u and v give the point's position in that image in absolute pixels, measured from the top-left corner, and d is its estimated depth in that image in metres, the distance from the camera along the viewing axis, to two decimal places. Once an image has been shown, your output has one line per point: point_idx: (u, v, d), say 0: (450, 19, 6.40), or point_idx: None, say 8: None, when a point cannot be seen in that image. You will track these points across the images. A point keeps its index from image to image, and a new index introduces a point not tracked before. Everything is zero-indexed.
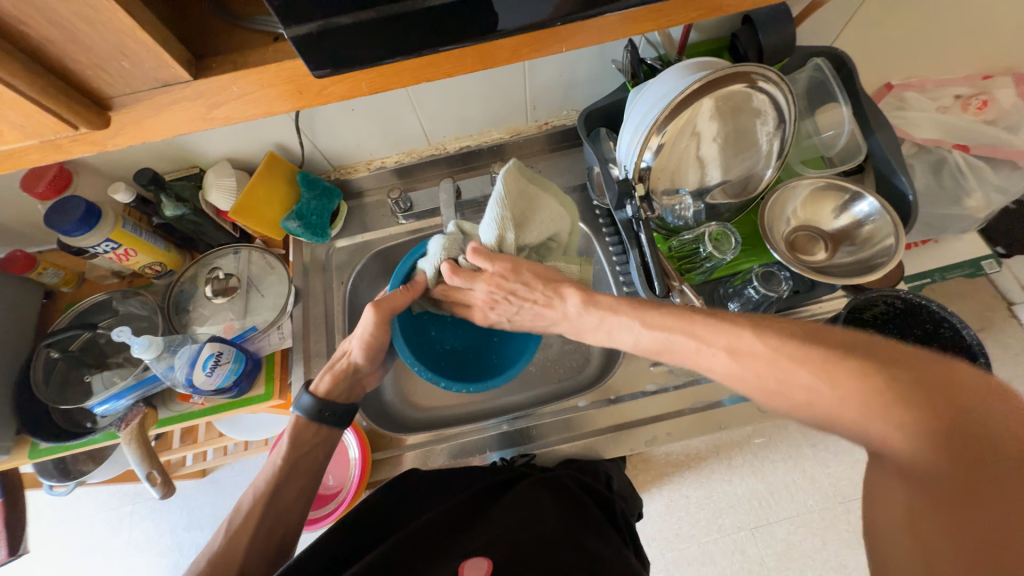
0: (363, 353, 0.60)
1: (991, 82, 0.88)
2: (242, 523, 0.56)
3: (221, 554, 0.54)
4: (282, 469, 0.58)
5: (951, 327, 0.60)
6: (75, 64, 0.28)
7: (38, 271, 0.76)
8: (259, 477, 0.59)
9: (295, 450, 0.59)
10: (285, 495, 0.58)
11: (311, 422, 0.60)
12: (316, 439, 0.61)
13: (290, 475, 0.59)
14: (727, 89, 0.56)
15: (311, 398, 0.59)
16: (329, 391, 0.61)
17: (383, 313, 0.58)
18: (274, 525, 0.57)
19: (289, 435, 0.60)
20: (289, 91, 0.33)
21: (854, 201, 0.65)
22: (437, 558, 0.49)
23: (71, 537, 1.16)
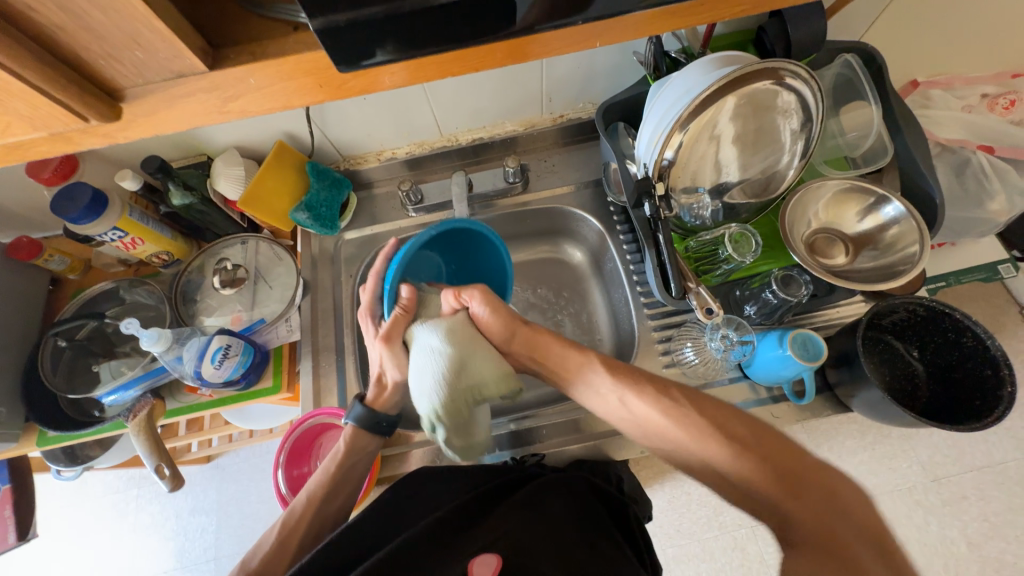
0: (399, 374, 0.60)
1: (1020, 81, 0.85)
2: (292, 527, 0.55)
3: (273, 554, 0.53)
4: (334, 475, 0.58)
5: (975, 335, 0.58)
6: (86, 53, 0.27)
7: (44, 258, 0.73)
8: (312, 483, 0.58)
9: (349, 457, 0.59)
10: (331, 502, 0.58)
11: (366, 431, 0.59)
12: (370, 447, 0.60)
13: (340, 483, 0.58)
14: (754, 86, 0.53)
15: (365, 407, 0.59)
16: (384, 403, 0.62)
17: (393, 342, 0.59)
18: (319, 531, 0.56)
19: (346, 442, 0.59)
20: (308, 84, 0.31)
21: (881, 204, 0.63)
22: (444, 559, 0.47)
23: (78, 518, 1.17)
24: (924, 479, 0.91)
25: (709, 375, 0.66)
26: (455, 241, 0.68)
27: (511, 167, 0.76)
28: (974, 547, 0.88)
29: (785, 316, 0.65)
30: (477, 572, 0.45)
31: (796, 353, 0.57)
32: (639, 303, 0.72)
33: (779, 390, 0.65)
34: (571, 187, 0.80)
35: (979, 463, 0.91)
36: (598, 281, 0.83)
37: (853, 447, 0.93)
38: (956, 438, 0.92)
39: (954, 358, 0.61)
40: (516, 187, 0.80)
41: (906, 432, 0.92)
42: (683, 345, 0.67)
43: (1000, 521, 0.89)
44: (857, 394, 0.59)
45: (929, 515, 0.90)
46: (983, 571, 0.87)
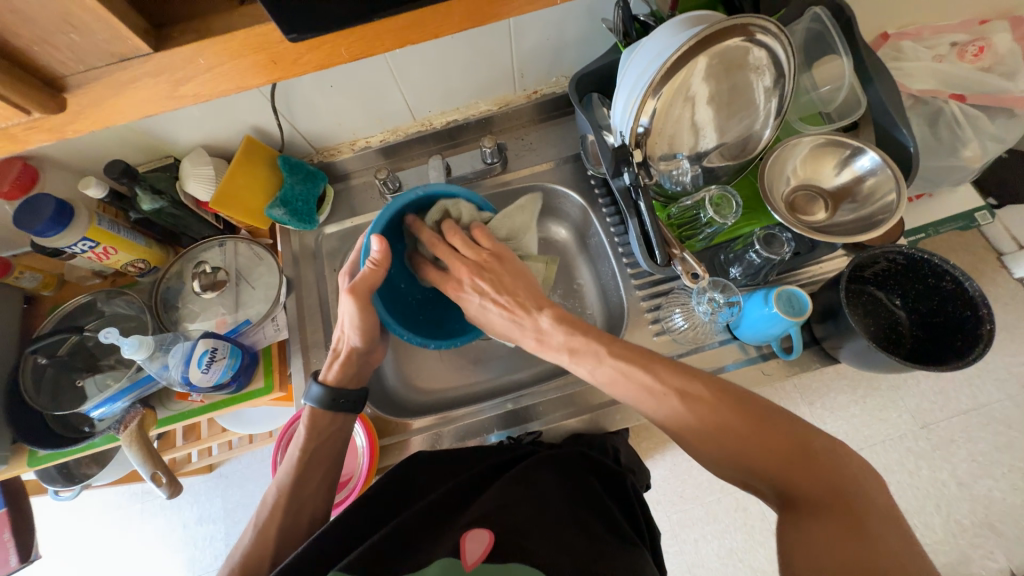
0: (359, 337, 0.58)
1: (988, 27, 0.85)
2: (270, 514, 0.56)
3: (255, 548, 0.53)
4: (300, 459, 0.58)
5: (953, 279, 0.59)
6: (20, 40, 0.26)
7: (13, 274, 0.72)
8: (282, 471, 0.58)
9: (312, 438, 0.58)
10: (307, 485, 0.58)
11: (325, 410, 0.59)
12: (333, 426, 0.60)
13: (310, 467, 0.58)
14: (723, 44, 0.53)
15: (320, 386, 0.59)
16: (337, 377, 0.60)
17: (361, 297, 0.56)
18: (300, 515, 0.56)
19: (306, 424, 0.58)
20: (261, 61, 0.30)
21: (856, 156, 0.63)
22: (436, 537, 0.49)
23: (84, 538, 1.17)
24: (914, 426, 0.94)
25: (699, 339, 0.67)
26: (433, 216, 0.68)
27: (488, 147, 0.75)
28: (963, 487, 0.91)
29: (770, 275, 0.65)
30: (470, 546, 0.45)
31: (782, 310, 0.58)
32: (626, 274, 0.72)
33: (768, 348, 0.66)
34: (550, 163, 0.79)
35: (964, 407, 0.94)
36: (585, 257, 0.83)
37: (844, 401, 0.95)
38: (941, 385, 0.95)
39: (935, 304, 0.62)
40: (495, 167, 0.79)
41: (894, 382, 0.95)
42: (672, 311, 0.68)
43: (987, 461, 0.92)
44: (843, 345, 0.60)
45: (920, 460, 0.93)
46: (973, 508, 0.90)
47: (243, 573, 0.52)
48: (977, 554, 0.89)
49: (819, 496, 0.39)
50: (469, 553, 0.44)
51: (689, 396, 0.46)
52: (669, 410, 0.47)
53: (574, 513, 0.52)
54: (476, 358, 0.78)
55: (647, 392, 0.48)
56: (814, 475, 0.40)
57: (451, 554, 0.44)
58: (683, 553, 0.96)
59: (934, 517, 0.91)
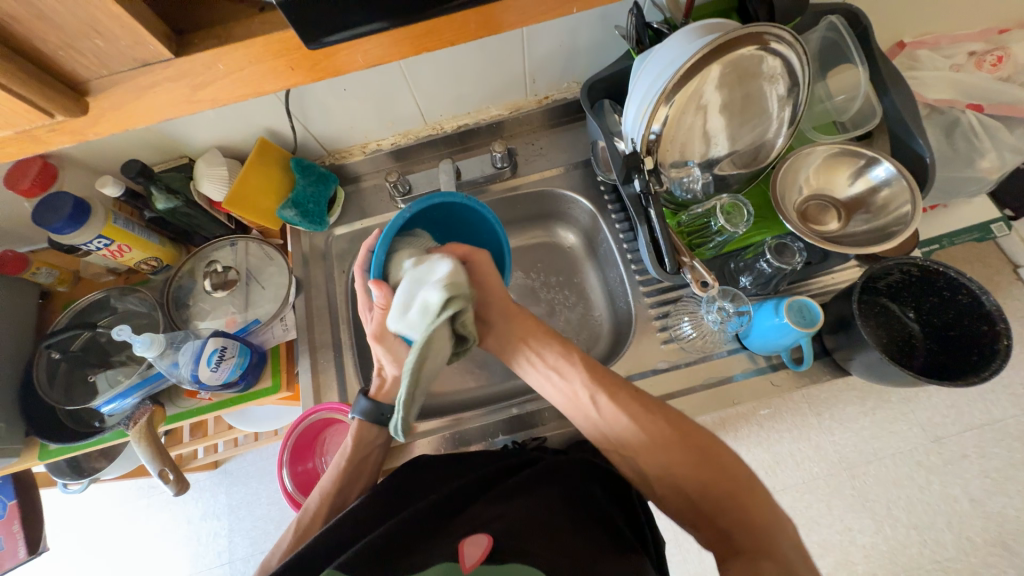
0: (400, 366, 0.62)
1: (1008, 37, 0.84)
2: (311, 522, 0.57)
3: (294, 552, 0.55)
4: (346, 469, 0.59)
5: (970, 292, 0.58)
6: (46, 45, 0.27)
7: (31, 271, 0.74)
8: (325, 479, 0.60)
9: (357, 451, 0.61)
10: (347, 496, 0.59)
11: (374, 424, 0.61)
12: (377, 440, 0.63)
13: (353, 476, 0.60)
14: (737, 52, 0.53)
15: (370, 402, 0.61)
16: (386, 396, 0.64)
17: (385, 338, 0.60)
18: None
19: (353, 437, 0.61)
20: (281, 66, 0.31)
21: (871, 166, 0.62)
22: (436, 542, 0.49)
23: (91, 531, 1.18)
24: (925, 440, 0.92)
25: (707, 348, 0.67)
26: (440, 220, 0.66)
27: (498, 152, 0.75)
28: (975, 504, 0.90)
29: (781, 285, 0.65)
30: (469, 551, 0.46)
31: (793, 321, 0.58)
32: (635, 281, 0.72)
33: (778, 358, 0.65)
34: (560, 169, 0.79)
35: (977, 422, 0.92)
36: (593, 263, 0.83)
37: (854, 414, 0.94)
38: (954, 398, 0.93)
39: (950, 317, 0.61)
40: (504, 172, 0.79)
41: (906, 395, 0.93)
42: (680, 320, 0.68)
43: (1001, 477, 0.90)
44: (855, 357, 0.59)
45: (931, 476, 0.91)
46: (986, 526, 0.88)
47: None
48: (988, 573, 0.87)
49: (733, 516, 0.44)
50: (468, 556, 0.46)
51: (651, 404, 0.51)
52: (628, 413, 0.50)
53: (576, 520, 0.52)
54: (482, 362, 0.78)
55: (595, 403, 0.52)
56: (733, 500, 0.45)
57: (449, 559, 0.46)
58: (686, 563, 0.95)
59: (944, 534, 0.89)
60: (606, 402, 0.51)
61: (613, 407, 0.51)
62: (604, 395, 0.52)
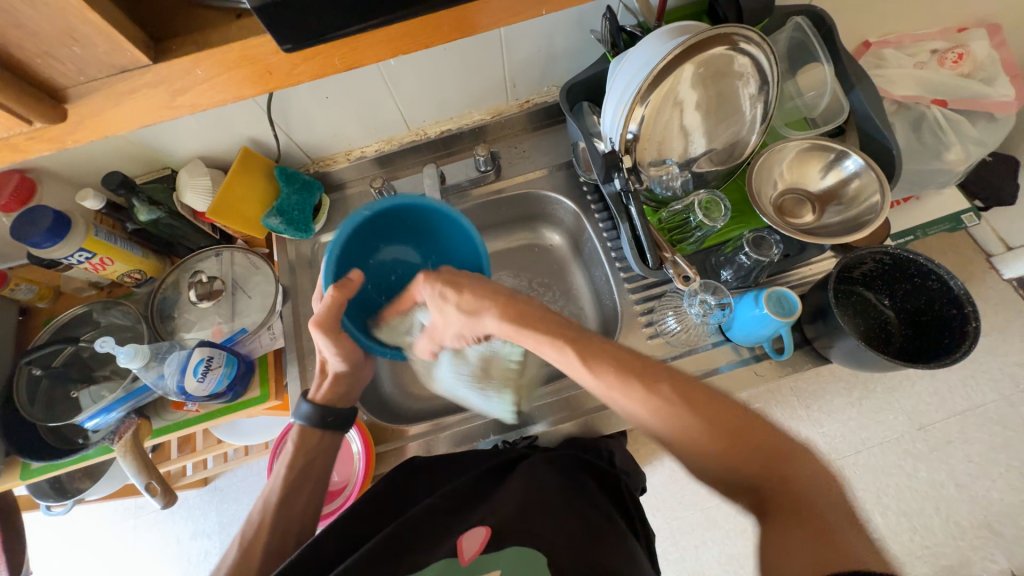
0: (342, 362, 0.59)
1: (967, 35, 0.88)
2: (255, 534, 0.56)
3: (239, 564, 0.54)
4: (287, 476, 0.59)
5: (939, 278, 0.60)
6: (23, 52, 0.27)
7: (10, 287, 0.72)
8: (269, 488, 0.59)
9: (301, 456, 0.60)
10: (293, 504, 0.59)
11: (315, 428, 0.60)
12: (322, 444, 0.61)
13: (297, 483, 0.59)
14: (707, 53, 0.55)
15: (309, 404, 0.60)
16: (326, 398, 0.62)
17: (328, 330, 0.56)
18: (285, 535, 0.57)
19: (293, 442, 0.60)
20: (260, 70, 0.31)
21: (841, 159, 0.65)
22: (439, 537, 0.50)
23: (76, 555, 1.15)
24: (910, 428, 0.94)
25: (692, 342, 0.68)
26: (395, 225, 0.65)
27: (481, 156, 0.76)
28: (961, 488, 0.92)
29: (761, 277, 0.66)
30: (466, 544, 0.47)
31: (773, 311, 0.59)
32: (619, 278, 0.73)
33: (761, 349, 0.66)
34: (543, 171, 0.81)
35: (959, 408, 0.95)
36: (579, 262, 0.84)
37: (840, 404, 0.95)
38: (936, 385, 0.96)
39: (922, 303, 0.63)
40: (488, 175, 0.80)
41: (889, 384, 0.95)
42: (665, 314, 0.69)
43: (983, 461, 0.92)
44: (834, 345, 0.61)
45: (918, 462, 0.93)
46: (973, 509, 0.90)
47: None
48: (977, 556, 0.89)
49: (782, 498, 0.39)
50: (467, 549, 0.47)
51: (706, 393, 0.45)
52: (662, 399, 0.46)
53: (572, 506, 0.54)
54: None
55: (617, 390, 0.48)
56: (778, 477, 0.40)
57: (449, 555, 0.47)
58: (683, 560, 0.96)
59: (933, 520, 0.91)
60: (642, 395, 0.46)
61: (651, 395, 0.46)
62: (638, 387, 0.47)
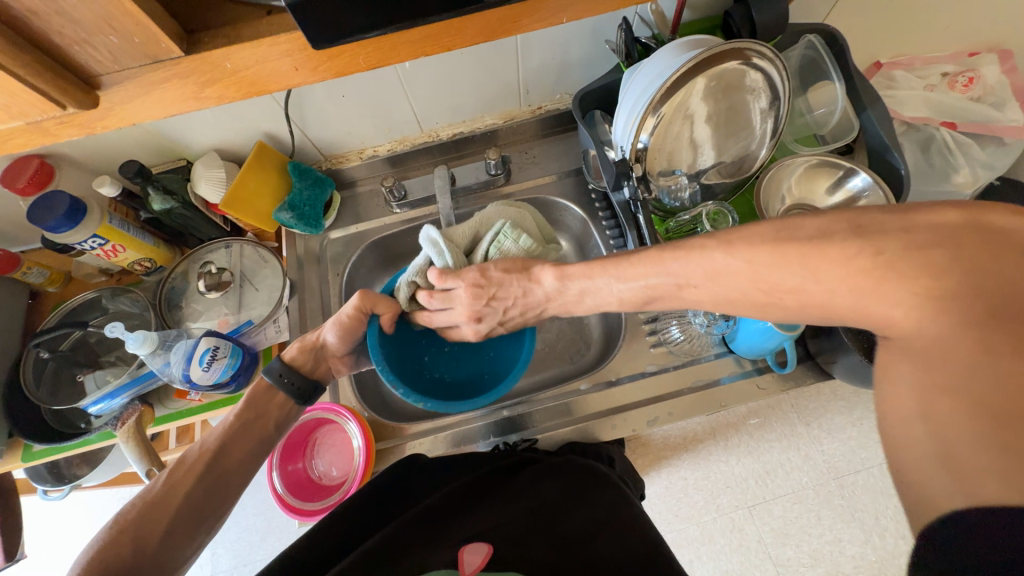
0: (335, 338, 0.60)
1: (978, 59, 0.88)
2: (179, 476, 0.51)
3: (158, 503, 0.49)
4: (236, 425, 0.56)
5: None
6: (62, 40, 0.28)
7: (22, 270, 0.73)
8: (209, 433, 0.55)
9: (249, 409, 0.57)
10: (231, 454, 0.55)
11: (271, 383, 0.59)
12: (277, 408, 0.59)
13: (242, 434, 0.56)
14: (720, 67, 0.55)
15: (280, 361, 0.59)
16: (296, 356, 0.61)
17: (365, 304, 0.58)
18: (212, 486, 0.52)
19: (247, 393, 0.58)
20: (286, 66, 0.32)
21: (848, 176, 0.65)
22: (432, 547, 0.50)
23: (70, 542, 1.15)
24: None
25: (696, 352, 0.68)
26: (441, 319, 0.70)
27: (492, 159, 0.77)
28: None
29: None
30: (469, 557, 0.48)
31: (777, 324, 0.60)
32: None
33: (764, 362, 0.66)
34: (552, 177, 0.82)
35: None
36: None
37: (842, 423, 0.95)
38: None
39: None
40: (498, 179, 0.81)
41: None
42: (669, 324, 0.69)
43: None
44: (837, 361, 0.61)
45: None
46: None
47: (134, 529, 0.47)
48: None
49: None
50: (468, 564, 0.48)
51: (955, 251, 0.34)
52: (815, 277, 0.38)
53: (570, 524, 0.54)
54: None
55: (683, 290, 0.48)
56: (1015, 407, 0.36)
57: (449, 566, 0.47)
58: None
59: None
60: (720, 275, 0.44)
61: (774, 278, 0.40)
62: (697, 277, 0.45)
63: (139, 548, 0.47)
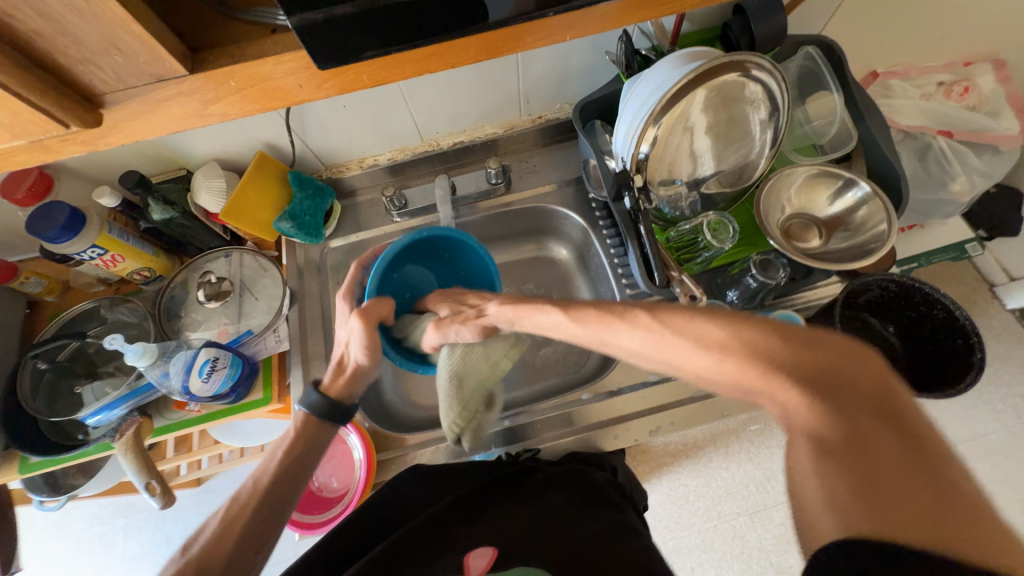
0: (365, 357, 0.58)
1: (973, 69, 0.89)
2: (237, 513, 0.52)
3: (217, 539, 0.50)
4: (284, 459, 0.55)
5: (944, 307, 0.61)
6: (67, 59, 0.28)
7: (19, 280, 0.73)
8: (260, 467, 0.55)
9: (296, 442, 0.57)
10: (283, 488, 0.54)
11: (317, 419, 0.58)
12: (320, 436, 0.58)
13: (295, 467, 0.55)
14: (720, 79, 0.56)
15: (318, 394, 0.58)
16: (338, 390, 0.59)
17: (370, 320, 0.57)
18: (267, 520, 0.52)
19: (296, 426, 0.57)
20: (289, 83, 0.32)
21: (848, 186, 0.65)
22: (438, 551, 0.49)
23: (64, 553, 1.13)
24: None
25: None
26: (428, 249, 0.69)
27: (492, 168, 0.78)
28: None
29: (767, 299, 0.67)
30: (475, 562, 0.46)
31: None
32: (626, 295, 0.73)
33: None
34: (553, 185, 0.82)
35: (961, 438, 0.94)
36: (584, 277, 0.85)
37: None
38: (936, 414, 0.95)
39: (927, 330, 0.65)
40: (499, 188, 0.81)
41: None
42: None
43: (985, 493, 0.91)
44: None
45: None
46: None
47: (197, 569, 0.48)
48: None
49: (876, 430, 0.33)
50: (474, 567, 0.46)
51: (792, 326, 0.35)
52: (724, 327, 0.37)
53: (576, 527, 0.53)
54: None
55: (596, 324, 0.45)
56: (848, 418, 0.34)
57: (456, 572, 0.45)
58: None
59: None
60: (625, 329, 0.42)
61: (696, 328, 0.38)
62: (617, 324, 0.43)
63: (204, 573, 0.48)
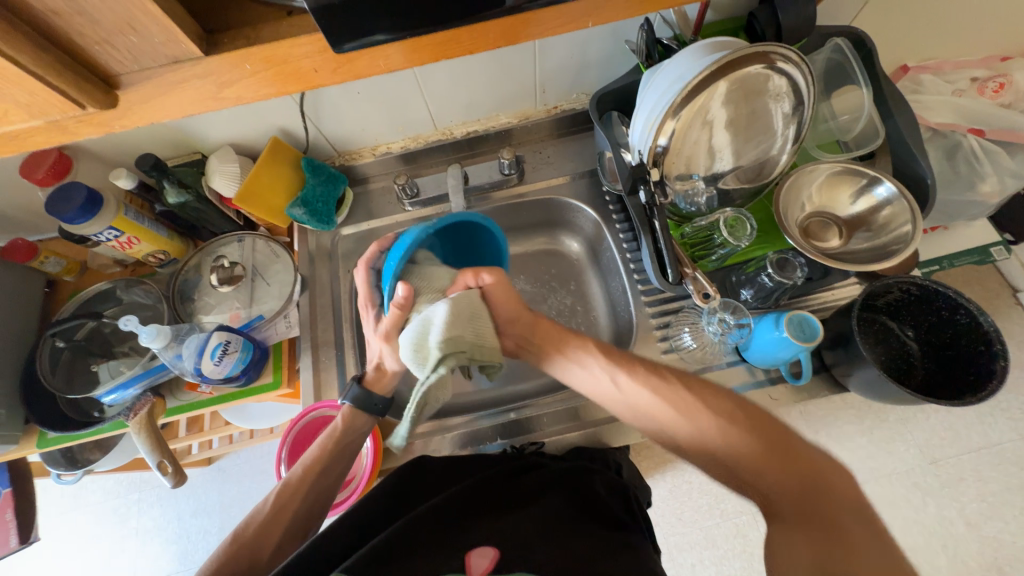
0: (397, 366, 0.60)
1: (1010, 64, 0.85)
2: (284, 499, 0.53)
3: (267, 524, 0.51)
4: (329, 450, 0.57)
5: (967, 313, 0.58)
6: (82, 39, 0.28)
7: (39, 260, 0.73)
8: (305, 456, 0.57)
9: (342, 436, 0.58)
10: (328, 477, 0.56)
11: (362, 412, 0.60)
12: (361, 430, 0.60)
13: (337, 459, 0.57)
14: (744, 70, 0.54)
15: (360, 389, 0.59)
16: (381, 386, 0.62)
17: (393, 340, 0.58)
18: (311, 508, 0.54)
19: (342, 420, 0.59)
20: (304, 68, 0.32)
21: (873, 185, 0.63)
22: (436, 545, 0.48)
23: (81, 524, 1.17)
24: (922, 462, 0.92)
25: (707, 360, 0.67)
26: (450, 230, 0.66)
27: (506, 159, 0.77)
28: (972, 528, 0.89)
29: (781, 299, 0.65)
30: (475, 561, 0.46)
31: (792, 335, 0.58)
32: (637, 290, 0.72)
33: (777, 372, 0.65)
34: (567, 177, 0.81)
35: (975, 445, 0.92)
36: (595, 271, 0.84)
37: (852, 432, 0.93)
38: (951, 420, 0.93)
39: (948, 336, 0.62)
40: (512, 179, 0.80)
41: (903, 415, 0.93)
42: (681, 330, 0.68)
43: (997, 501, 0.89)
44: (854, 373, 0.60)
45: (927, 497, 0.91)
46: (982, 551, 0.88)
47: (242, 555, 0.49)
48: None
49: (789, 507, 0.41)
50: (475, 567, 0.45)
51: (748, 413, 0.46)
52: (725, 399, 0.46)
53: (580, 531, 0.51)
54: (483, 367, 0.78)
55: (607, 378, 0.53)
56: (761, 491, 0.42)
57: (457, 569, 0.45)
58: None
59: (941, 557, 0.89)
60: (625, 379, 0.51)
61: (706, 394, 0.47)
62: (623, 373, 0.51)
63: (253, 561, 0.49)
